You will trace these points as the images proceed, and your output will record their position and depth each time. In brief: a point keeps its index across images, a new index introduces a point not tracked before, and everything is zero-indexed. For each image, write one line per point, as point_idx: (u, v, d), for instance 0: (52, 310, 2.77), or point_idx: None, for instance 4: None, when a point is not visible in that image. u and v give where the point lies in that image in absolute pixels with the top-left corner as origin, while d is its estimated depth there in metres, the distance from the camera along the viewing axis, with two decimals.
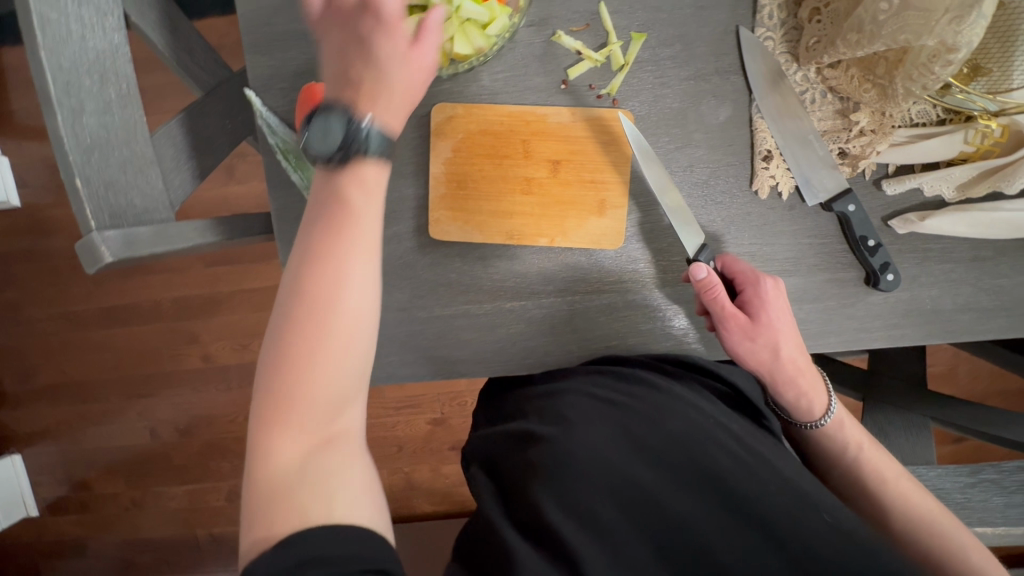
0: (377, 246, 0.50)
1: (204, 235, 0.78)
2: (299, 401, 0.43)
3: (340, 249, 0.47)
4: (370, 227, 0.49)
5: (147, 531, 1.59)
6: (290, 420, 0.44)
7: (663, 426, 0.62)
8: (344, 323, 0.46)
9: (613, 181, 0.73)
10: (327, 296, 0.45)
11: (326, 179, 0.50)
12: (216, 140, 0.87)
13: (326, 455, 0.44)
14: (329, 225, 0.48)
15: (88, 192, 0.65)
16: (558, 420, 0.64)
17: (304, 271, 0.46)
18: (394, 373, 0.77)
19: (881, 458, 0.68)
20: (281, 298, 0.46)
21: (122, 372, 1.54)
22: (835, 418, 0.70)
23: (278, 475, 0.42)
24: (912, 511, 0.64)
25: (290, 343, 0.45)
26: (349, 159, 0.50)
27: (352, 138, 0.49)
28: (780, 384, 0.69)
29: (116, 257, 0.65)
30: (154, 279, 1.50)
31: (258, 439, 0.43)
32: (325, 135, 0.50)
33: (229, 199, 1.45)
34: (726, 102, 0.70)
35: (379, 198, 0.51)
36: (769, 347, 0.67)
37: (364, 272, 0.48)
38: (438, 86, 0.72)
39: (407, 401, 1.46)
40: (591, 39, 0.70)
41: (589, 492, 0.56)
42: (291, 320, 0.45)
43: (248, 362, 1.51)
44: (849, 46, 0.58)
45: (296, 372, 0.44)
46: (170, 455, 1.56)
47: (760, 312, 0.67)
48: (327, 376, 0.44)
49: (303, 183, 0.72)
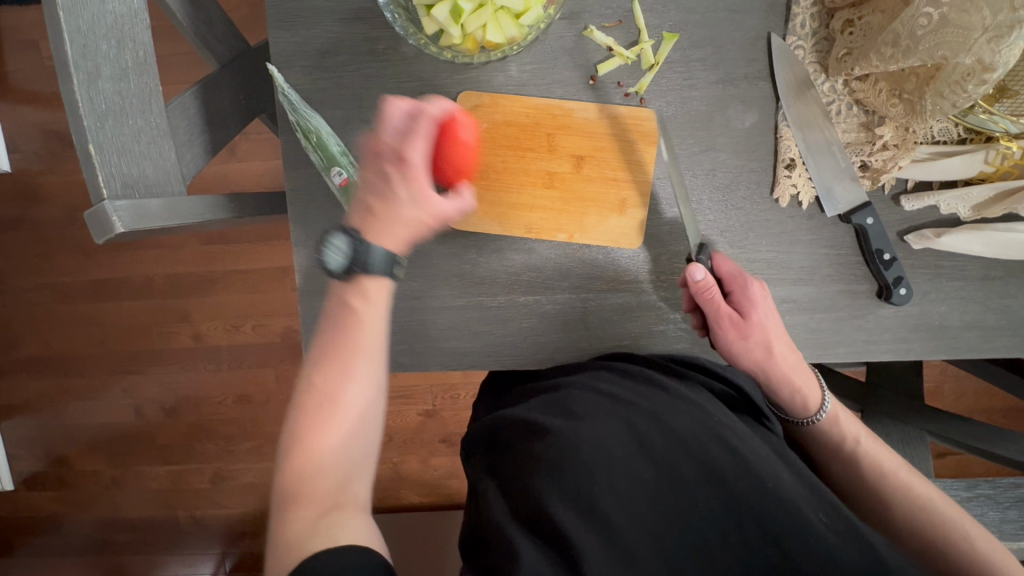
0: (383, 329, 0.58)
1: (214, 211, 0.77)
2: (312, 464, 0.51)
3: (345, 333, 0.56)
4: (374, 332, 0.57)
5: (127, 511, 1.56)
6: (303, 500, 0.49)
7: (669, 424, 0.61)
8: (346, 414, 0.53)
9: (635, 180, 0.73)
10: (336, 372, 0.55)
11: (350, 293, 0.57)
12: (229, 115, 0.85)
13: (342, 517, 0.49)
14: (338, 334, 0.56)
15: (100, 159, 0.63)
16: (564, 415, 0.62)
17: (314, 375, 0.54)
18: (402, 362, 0.76)
19: (878, 449, 0.69)
20: (303, 377, 0.56)
21: (108, 348, 1.51)
22: (829, 412, 0.71)
23: (291, 543, 0.47)
24: (912, 500, 0.64)
25: (305, 437, 0.52)
26: (356, 270, 0.57)
27: (360, 260, 0.56)
28: (775, 382, 0.71)
29: (128, 228, 0.63)
30: (147, 255, 1.46)
31: (279, 512, 0.50)
32: (342, 249, 0.57)
33: (229, 177, 1.42)
34: (753, 108, 0.71)
35: (385, 290, 0.59)
36: (761, 345, 0.70)
37: (364, 368, 0.55)
38: (466, 74, 0.72)
39: (399, 391, 1.45)
40: (623, 36, 0.70)
41: (596, 488, 0.55)
42: (302, 421, 0.53)
43: (238, 344, 1.48)
44: (883, 59, 0.59)
45: (309, 440, 0.52)
46: (154, 435, 1.53)
47: (749, 310, 0.70)
48: (336, 463, 0.51)
49: (321, 163, 0.71)
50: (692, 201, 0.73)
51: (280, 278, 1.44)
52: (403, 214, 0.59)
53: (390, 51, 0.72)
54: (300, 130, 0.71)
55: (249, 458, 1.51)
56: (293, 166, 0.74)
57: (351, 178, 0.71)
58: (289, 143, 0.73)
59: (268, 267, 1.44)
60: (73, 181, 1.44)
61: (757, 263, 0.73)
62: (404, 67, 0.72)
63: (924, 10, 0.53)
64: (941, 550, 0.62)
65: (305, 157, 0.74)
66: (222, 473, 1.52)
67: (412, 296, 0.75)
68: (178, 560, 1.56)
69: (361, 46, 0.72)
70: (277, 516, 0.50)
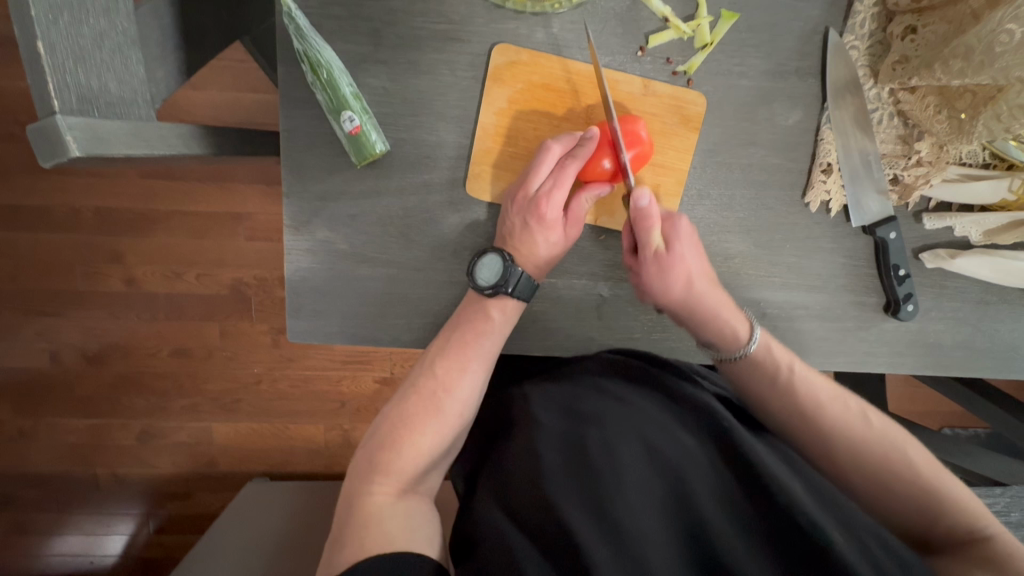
0: (493, 357, 0.65)
1: (188, 144, 0.65)
2: (406, 452, 0.57)
3: (467, 354, 0.62)
4: (493, 353, 0.64)
5: (34, 465, 1.39)
6: (397, 474, 0.56)
7: (678, 436, 0.58)
8: (452, 417, 0.60)
9: (672, 167, 0.68)
10: (450, 382, 0.61)
11: (475, 308, 0.64)
12: (208, 29, 0.72)
13: (410, 506, 0.55)
14: (465, 339, 0.63)
15: (53, 63, 0.49)
16: (572, 415, 0.59)
17: (436, 367, 0.62)
18: (399, 336, 0.70)
19: (811, 377, 0.65)
20: (420, 373, 0.62)
21: (21, 284, 1.31)
22: (759, 344, 0.66)
23: (374, 508, 0.53)
24: (850, 432, 0.61)
25: (412, 416, 0.59)
26: (496, 292, 0.63)
27: (506, 282, 0.63)
28: (700, 318, 0.67)
29: (86, 154, 0.51)
30: (75, 182, 1.27)
31: (362, 477, 0.55)
32: (488, 269, 0.64)
33: (179, 104, 1.25)
34: (798, 105, 0.68)
35: (510, 322, 0.65)
36: (683, 278, 0.65)
37: (480, 381, 0.63)
38: (505, 25, 0.64)
39: (356, 356, 1.37)
40: (680, 7, 0.64)
41: (606, 491, 0.52)
42: (416, 402, 0.60)
43: (180, 293, 1.33)
44: (949, 72, 0.58)
45: (409, 430, 0.58)
46: (72, 384, 1.36)
47: (672, 242, 0.65)
48: (432, 451, 0.58)
49: (328, 105, 0.61)
50: (725, 197, 0.70)
51: (233, 225, 1.30)
52: (550, 249, 0.65)
53: None
54: (307, 61, 0.61)
55: (183, 416, 1.38)
56: (291, 103, 0.64)
57: (364, 127, 0.62)
58: (287, 75, 0.63)
59: (221, 212, 1.30)
60: None
61: (778, 267, 0.72)
62: (434, 5, 0.63)
63: (1006, 27, 0.52)
64: (882, 476, 0.59)
65: (308, 95, 0.64)
66: (151, 430, 1.38)
67: (416, 267, 0.68)
68: (94, 519, 1.41)
69: None
70: (366, 478, 0.55)
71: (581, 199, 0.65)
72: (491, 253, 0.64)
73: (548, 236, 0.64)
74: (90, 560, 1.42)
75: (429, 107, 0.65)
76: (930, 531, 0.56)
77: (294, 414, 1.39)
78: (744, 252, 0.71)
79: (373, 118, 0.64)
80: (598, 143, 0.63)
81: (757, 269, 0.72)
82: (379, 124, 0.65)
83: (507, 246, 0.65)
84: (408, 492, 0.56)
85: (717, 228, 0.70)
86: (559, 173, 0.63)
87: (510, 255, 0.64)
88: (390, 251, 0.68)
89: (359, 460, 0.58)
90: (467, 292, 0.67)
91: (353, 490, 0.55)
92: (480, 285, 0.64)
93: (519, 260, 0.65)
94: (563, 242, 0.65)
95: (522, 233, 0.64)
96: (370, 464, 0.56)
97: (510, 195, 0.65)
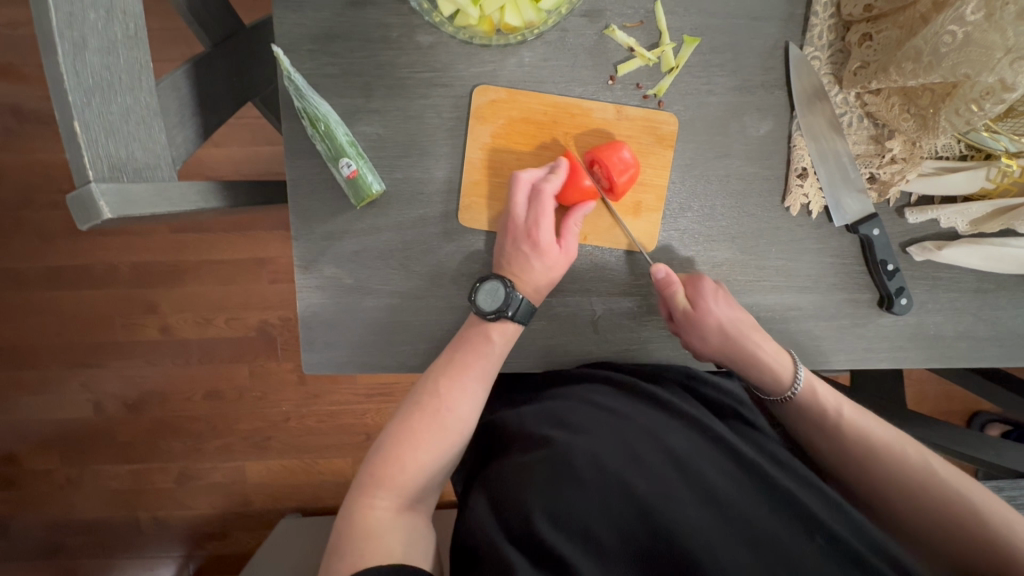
0: (492, 378, 0.68)
1: (207, 199, 0.72)
2: (408, 467, 0.60)
3: (469, 376, 0.66)
4: (492, 373, 0.68)
5: (82, 511, 1.46)
6: (398, 488, 0.59)
7: (666, 445, 0.60)
8: (452, 435, 0.63)
9: (651, 184, 0.72)
10: (451, 402, 0.64)
11: (478, 331, 0.68)
12: (222, 97, 0.80)
13: (408, 521, 0.58)
14: (468, 361, 0.66)
15: (87, 139, 0.55)
16: (562, 426, 0.62)
17: (440, 386, 0.65)
18: (406, 361, 0.74)
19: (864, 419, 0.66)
20: (422, 391, 0.65)
21: (66, 339, 1.41)
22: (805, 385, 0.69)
23: (374, 521, 0.56)
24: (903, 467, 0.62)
25: (414, 433, 0.62)
26: (498, 317, 0.67)
27: (508, 306, 0.67)
28: (742, 362, 0.71)
29: (116, 216, 0.57)
30: (111, 242, 1.38)
31: (364, 489, 0.58)
32: (489, 297, 0.68)
33: (203, 162, 1.35)
34: (768, 116, 0.72)
35: (509, 346, 0.69)
36: (716, 324, 0.69)
37: (479, 401, 0.66)
38: (483, 67, 0.70)
39: (378, 389, 1.42)
40: (644, 37, 0.69)
41: (587, 504, 0.54)
42: (419, 418, 0.63)
43: (210, 338, 1.40)
44: (903, 74, 0.61)
45: (412, 446, 0.61)
46: (115, 431, 1.44)
47: (700, 300, 0.69)
48: (432, 468, 0.61)
49: (328, 154, 0.68)
50: (706, 207, 0.73)
51: (258, 270, 1.39)
52: (547, 271, 0.69)
53: (403, 38, 0.69)
54: (306, 117, 0.67)
55: (218, 457, 1.44)
56: (295, 156, 0.70)
57: (360, 171, 0.68)
58: (292, 131, 0.70)
59: (245, 259, 1.38)
60: (31, 160, 1.35)
61: (766, 270, 0.74)
62: (417, 57, 0.69)
63: (949, 28, 0.55)
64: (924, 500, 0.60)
65: (308, 148, 0.70)
66: (188, 471, 1.44)
67: (417, 295, 0.73)
68: (138, 563, 1.47)
69: (372, 32, 0.69)
70: (368, 490, 0.58)
71: (567, 222, 0.69)
72: (494, 280, 0.68)
73: (543, 260, 0.68)
74: None
75: (420, 148, 0.71)
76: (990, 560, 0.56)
77: (322, 449, 1.43)
78: (731, 259, 0.74)
79: (370, 163, 0.70)
80: (572, 168, 0.68)
81: (745, 274, 0.74)
82: (375, 165, 0.71)
83: (507, 273, 0.69)
84: (407, 506, 0.59)
85: (702, 237, 0.73)
86: (540, 201, 0.67)
87: (510, 283, 0.68)
88: (392, 283, 0.73)
89: (361, 472, 0.60)
90: (469, 316, 0.70)
91: (354, 501, 0.58)
92: (482, 312, 0.67)
93: (521, 287, 0.68)
94: (558, 264, 0.69)
95: (519, 260, 0.68)
96: (373, 477, 0.59)
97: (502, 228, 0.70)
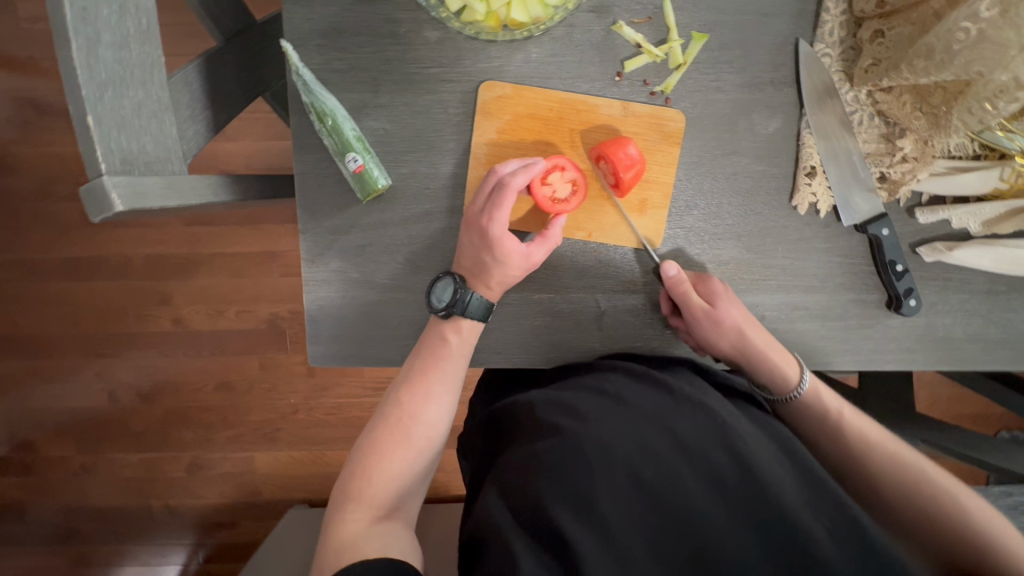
0: (457, 378, 0.68)
1: (216, 192, 0.72)
2: (377, 478, 0.61)
3: (429, 379, 0.66)
4: (455, 375, 0.68)
5: (96, 498, 1.49)
6: (369, 500, 0.60)
7: (674, 432, 0.59)
8: (420, 440, 0.64)
9: (657, 181, 0.72)
10: (414, 408, 0.65)
11: (436, 333, 0.68)
12: (232, 92, 0.81)
13: (387, 529, 0.59)
14: (427, 366, 0.67)
15: (99, 133, 0.56)
16: (571, 414, 0.61)
17: (401, 394, 0.66)
18: (410, 355, 0.75)
19: (864, 422, 0.66)
20: (386, 402, 0.66)
21: (81, 330, 1.44)
22: (809, 387, 0.69)
23: (350, 534, 0.57)
24: (900, 470, 0.62)
25: (381, 444, 0.63)
26: (449, 315, 0.67)
27: (457, 304, 0.67)
28: (753, 362, 0.70)
29: (127, 208, 0.58)
30: (126, 234, 1.40)
31: (338, 506, 0.60)
32: (443, 293, 0.68)
33: (215, 156, 1.36)
34: (777, 113, 0.71)
35: (468, 345, 0.69)
36: (736, 332, 0.69)
37: (445, 403, 0.66)
38: (489, 63, 0.70)
39: (386, 382, 1.43)
40: (652, 33, 0.69)
41: (596, 490, 0.54)
42: (385, 429, 0.64)
43: (221, 330, 1.42)
44: (914, 72, 0.60)
45: (378, 458, 0.62)
46: (128, 421, 1.47)
47: (716, 300, 0.69)
48: (404, 474, 0.62)
49: (335, 148, 0.68)
50: (713, 205, 0.72)
51: (268, 263, 1.40)
52: (498, 271, 0.67)
53: (411, 34, 0.69)
54: (314, 112, 0.68)
55: (228, 447, 1.46)
56: (303, 150, 0.71)
57: (366, 165, 0.69)
58: (300, 125, 0.70)
59: (255, 252, 1.40)
60: (49, 153, 1.37)
61: (772, 269, 0.73)
62: (425, 52, 0.70)
63: (962, 25, 0.54)
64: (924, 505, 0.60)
65: (316, 142, 0.71)
66: (200, 461, 1.46)
67: (423, 290, 0.73)
68: (150, 549, 1.50)
69: (379, 27, 0.69)
70: (342, 506, 0.59)
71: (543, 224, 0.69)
72: (445, 278, 0.69)
73: (492, 256, 0.67)
74: None
75: (426, 142, 0.71)
76: None
77: (330, 440, 1.45)
78: (737, 258, 0.73)
79: (376, 159, 0.70)
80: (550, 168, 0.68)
81: (751, 273, 0.73)
82: (381, 160, 0.71)
83: (460, 269, 0.69)
84: (384, 515, 0.60)
85: (707, 235, 0.73)
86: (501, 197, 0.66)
87: (461, 279, 0.68)
88: (397, 277, 0.73)
89: (337, 489, 0.62)
90: (431, 319, 0.70)
91: (331, 519, 0.59)
92: (439, 307, 0.68)
93: (472, 284, 0.69)
94: (514, 266, 0.68)
95: (473, 257, 0.68)
96: (346, 491, 0.60)
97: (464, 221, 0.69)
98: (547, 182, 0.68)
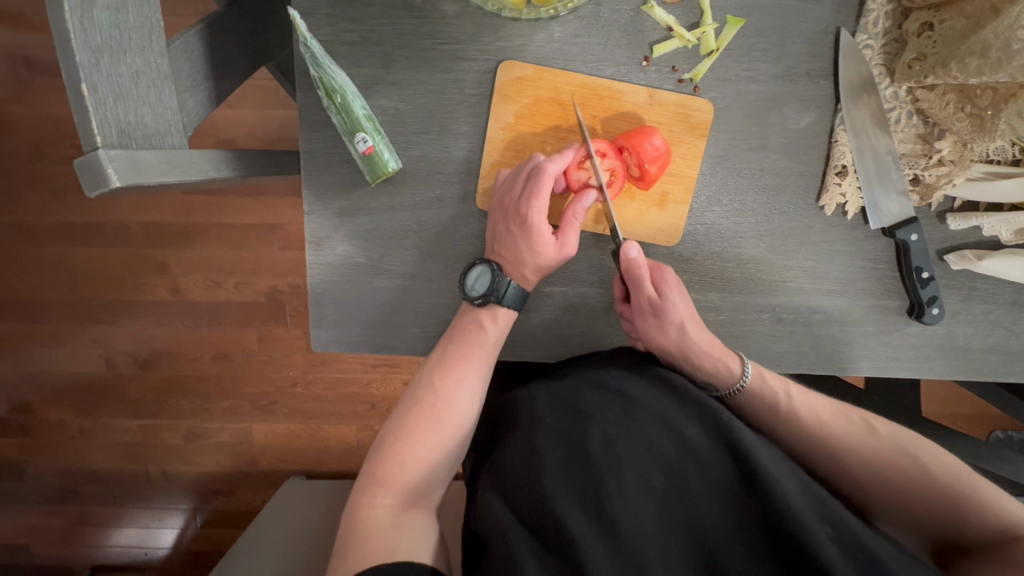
0: (488, 368, 0.67)
1: (218, 168, 0.69)
2: (407, 464, 0.59)
3: (461, 368, 0.64)
4: (488, 364, 0.66)
5: (93, 462, 1.49)
6: (398, 485, 0.58)
7: (680, 432, 0.57)
8: (451, 427, 0.62)
9: (681, 174, 0.69)
10: (447, 395, 0.63)
11: (471, 320, 0.66)
12: (234, 59, 0.76)
13: (412, 519, 0.57)
14: (461, 353, 0.65)
15: (95, 103, 0.52)
16: (574, 413, 0.60)
17: (435, 380, 0.64)
18: (416, 344, 0.72)
19: (809, 400, 0.65)
20: (419, 387, 0.65)
21: (78, 295, 1.42)
22: (753, 376, 0.67)
23: (376, 519, 0.55)
24: (861, 445, 0.61)
25: (411, 430, 0.61)
26: (485, 303, 0.65)
27: (495, 292, 0.65)
28: (692, 358, 0.68)
29: (124, 183, 0.55)
30: (122, 200, 1.36)
31: (365, 489, 0.58)
32: (478, 280, 0.66)
33: (215, 123, 1.31)
34: (811, 108, 0.67)
35: (503, 335, 0.67)
36: (675, 325, 0.67)
37: (476, 393, 0.65)
38: (510, 41, 0.66)
39: (384, 360, 1.42)
40: (684, 16, 0.65)
41: (602, 492, 0.52)
42: (416, 414, 0.62)
43: (220, 301, 1.40)
44: (966, 70, 0.57)
45: (410, 443, 0.60)
46: (125, 388, 1.46)
47: (665, 290, 0.67)
48: (432, 461, 0.61)
49: (344, 128, 0.65)
50: (736, 202, 0.69)
51: (268, 236, 1.37)
52: (532, 258, 0.65)
53: (427, 6, 0.65)
54: (322, 87, 0.64)
55: (225, 417, 1.45)
56: (310, 127, 0.67)
57: (376, 146, 0.65)
58: (307, 100, 0.66)
59: (255, 224, 1.36)
60: (43, 112, 1.32)
61: (793, 271, 0.71)
62: (442, 26, 0.65)
63: None
64: (890, 475, 0.59)
65: (324, 118, 0.67)
66: (196, 429, 1.46)
67: (430, 279, 0.71)
68: (147, 513, 1.51)
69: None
70: (369, 490, 0.58)
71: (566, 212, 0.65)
72: (480, 264, 0.67)
73: (529, 244, 0.65)
74: (145, 550, 1.53)
75: (439, 124, 0.68)
76: (964, 532, 0.55)
77: (328, 415, 1.44)
78: (756, 258, 0.70)
79: (386, 139, 0.67)
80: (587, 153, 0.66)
81: (771, 274, 0.71)
82: (391, 141, 0.67)
83: (495, 257, 0.67)
84: (411, 503, 0.58)
85: (728, 233, 0.70)
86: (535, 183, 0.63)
87: (500, 266, 0.66)
88: (404, 264, 0.70)
89: (364, 472, 0.60)
90: (462, 307, 0.69)
91: (356, 502, 0.58)
92: (473, 294, 0.66)
93: (508, 271, 0.66)
94: (548, 255, 0.66)
95: (507, 245, 0.66)
96: (373, 476, 0.59)
97: (495, 207, 0.66)
98: (584, 166, 0.66)
